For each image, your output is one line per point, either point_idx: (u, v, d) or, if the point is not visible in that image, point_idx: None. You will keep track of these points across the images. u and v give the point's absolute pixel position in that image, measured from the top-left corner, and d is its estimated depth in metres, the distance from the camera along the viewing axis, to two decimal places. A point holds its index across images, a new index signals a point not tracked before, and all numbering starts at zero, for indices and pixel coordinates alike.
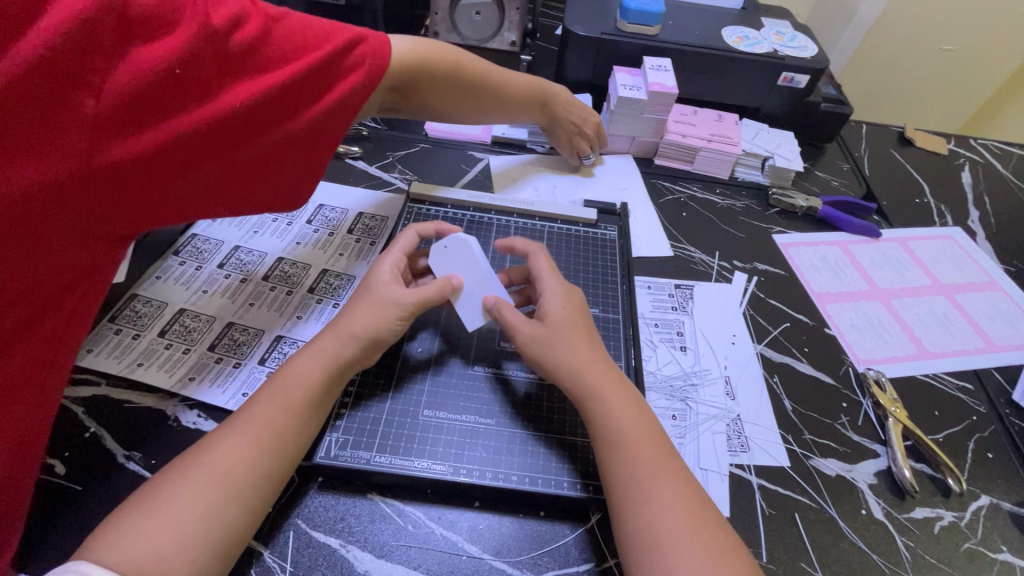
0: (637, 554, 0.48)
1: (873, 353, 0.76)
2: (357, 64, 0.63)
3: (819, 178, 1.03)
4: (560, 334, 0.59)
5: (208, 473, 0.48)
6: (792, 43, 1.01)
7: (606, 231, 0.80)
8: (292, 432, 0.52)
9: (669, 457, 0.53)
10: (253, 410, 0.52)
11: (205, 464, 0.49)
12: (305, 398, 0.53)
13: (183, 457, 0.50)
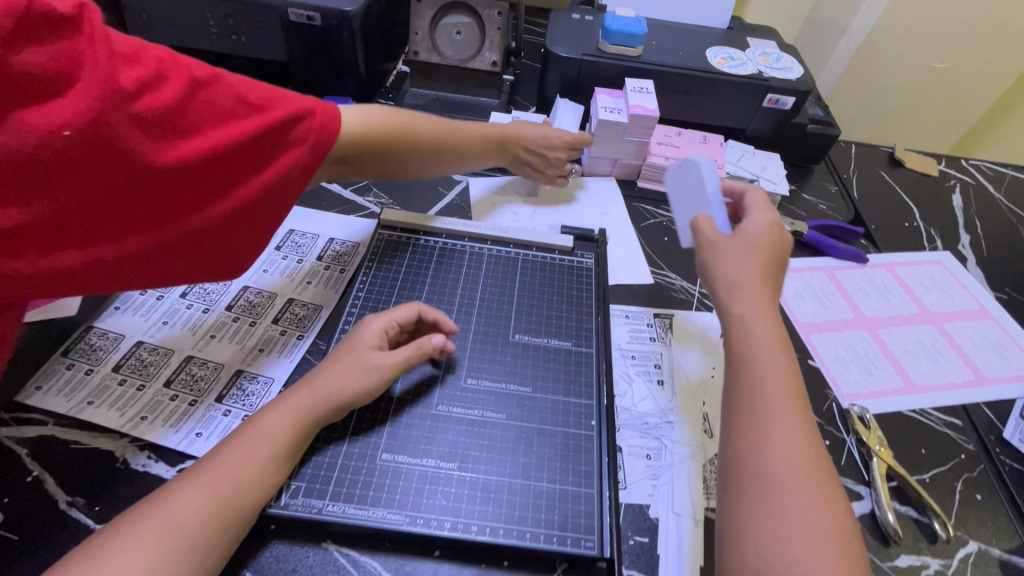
0: (742, 477, 0.51)
1: (859, 387, 0.73)
2: (298, 139, 0.63)
3: (806, 201, 1.01)
4: (737, 249, 0.63)
5: (158, 525, 0.46)
6: (778, 64, 1.00)
7: (583, 258, 0.78)
8: (242, 480, 0.49)
9: (797, 398, 0.54)
10: (210, 462, 0.50)
11: (154, 517, 0.46)
12: (256, 444, 0.51)
13: (134, 508, 0.48)
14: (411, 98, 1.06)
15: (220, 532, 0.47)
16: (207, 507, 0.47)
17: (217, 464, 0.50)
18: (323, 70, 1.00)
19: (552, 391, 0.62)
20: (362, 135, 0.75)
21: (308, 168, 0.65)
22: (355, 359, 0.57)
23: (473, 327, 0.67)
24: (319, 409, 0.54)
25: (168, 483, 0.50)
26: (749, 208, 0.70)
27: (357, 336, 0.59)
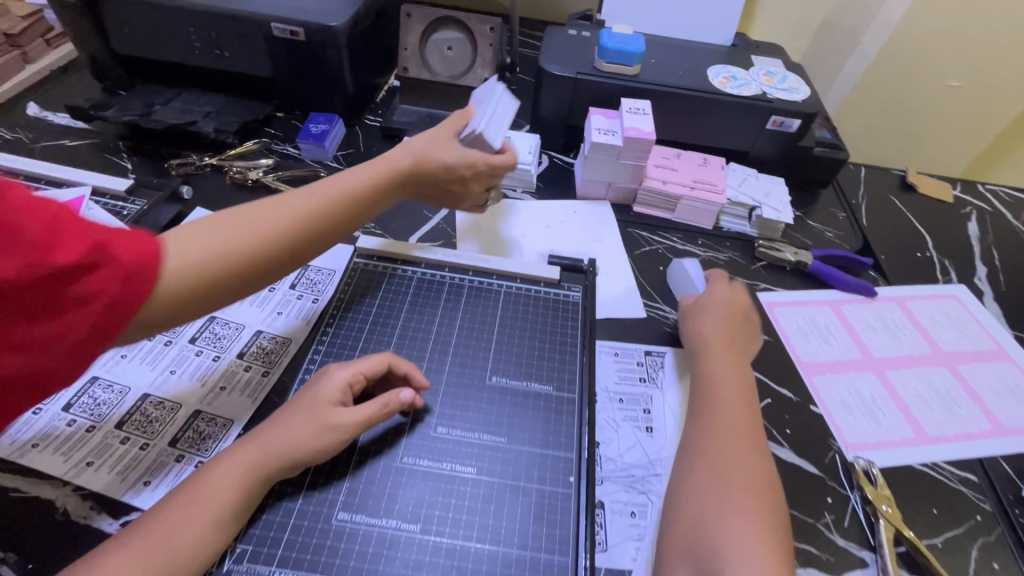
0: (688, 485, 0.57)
1: (865, 437, 0.68)
2: (81, 298, 0.44)
3: (811, 228, 0.96)
4: (707, 306, 0.73)
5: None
6: (783, 84, 0.95)
7: (570, 291, 0.73)
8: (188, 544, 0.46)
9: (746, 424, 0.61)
10: (147, 526, 0.46)
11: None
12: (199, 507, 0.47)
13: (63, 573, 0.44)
14: (400, 115, 1.02)
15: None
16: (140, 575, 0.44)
17: (156, 525, 0.46)
18: (308, 86, 0.97)
19: (528, 443, 0.57)
20: (191, 292, 0.53)
21: (100, 333, 0.46)
22: (313, 417, 0.53)
23: (447, 368, 0.63)
24: (271, 462, 0.50)
25: (104, 542, 0.47)
26: (712, 277, 0.78)
27: (318, 389, 0.55)
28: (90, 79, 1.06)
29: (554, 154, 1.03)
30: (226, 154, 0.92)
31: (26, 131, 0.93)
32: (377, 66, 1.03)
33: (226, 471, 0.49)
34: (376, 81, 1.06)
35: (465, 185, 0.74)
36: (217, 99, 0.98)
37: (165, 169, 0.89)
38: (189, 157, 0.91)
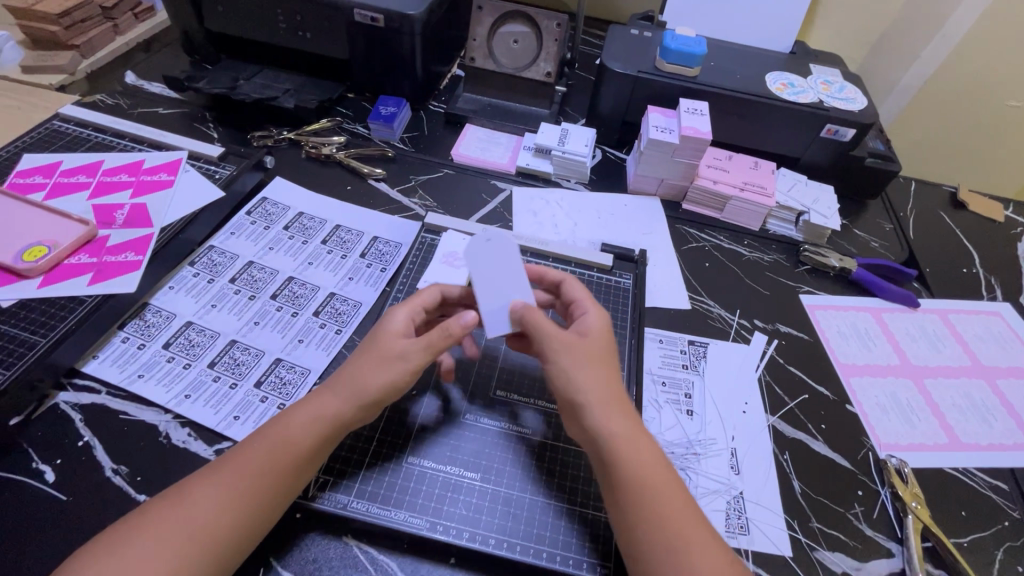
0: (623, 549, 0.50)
1: (898, 438, 0.70)
2: None
3: (857, 237, 0.97)
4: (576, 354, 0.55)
5: (178, 525, 0.46)
6: (840, 94, 0.97)
7: (621, 279, 0.78)
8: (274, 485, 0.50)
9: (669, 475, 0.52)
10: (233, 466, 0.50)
11: (178, 510, 0.47)
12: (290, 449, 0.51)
13: (159, 498, 0.49)
14: (463, 103, 1.08)
15: (237, 539, 0.48)
16: (227, 510, 0.48)
17: (233, 464, 0.50)
18: (380, 70, 1.03)
19: None
20: None
21: None
22: (376, 352, 0.55)
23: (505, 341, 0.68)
24: (350, 412, 0.53)
25: (187, 476, 0.51)
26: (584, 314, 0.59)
27: (381, 326, 0.57)
28: (179, 53, 1.14)
29: (607, 149, 1.07)
30: (302, 130, 0.98)
31: (124, 97, 1.01)
32: (445, 54, 1.08)
33: (303, 425, 0.52)
34: (441, 69, 1.12)
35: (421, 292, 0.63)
36: (295, 78, 1.05)
37: (248, 140, 0.96)
38: (269, 130, 0.97)
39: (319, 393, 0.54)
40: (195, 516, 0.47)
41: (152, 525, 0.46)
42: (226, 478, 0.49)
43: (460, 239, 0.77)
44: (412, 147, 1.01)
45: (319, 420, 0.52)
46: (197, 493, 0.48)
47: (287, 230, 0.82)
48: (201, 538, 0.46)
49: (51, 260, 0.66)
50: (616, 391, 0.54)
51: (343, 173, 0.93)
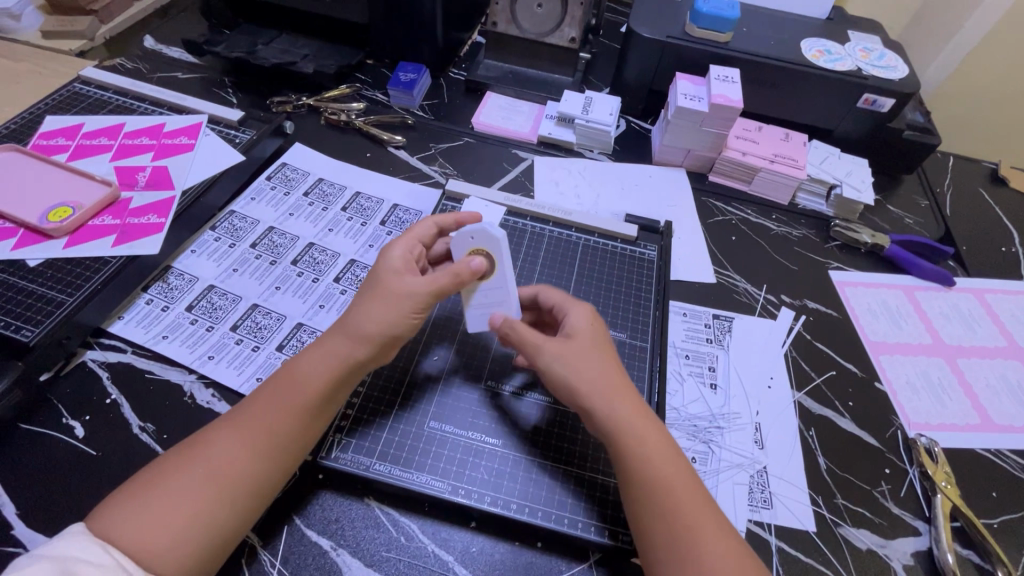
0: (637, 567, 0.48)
1: (928, 417, 0.69)
2: None
3: (890, 213, 0.94)
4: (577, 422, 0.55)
5: (205, 468, 0.47)
6: (880, 62, 0.92)
7: (645, 250, 0.76)
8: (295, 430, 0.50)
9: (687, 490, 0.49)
10: (254, 414, 0.50)
11: (205, 455, 0.47)
12: (306, 401, 0.51)
13: (181, 446, 0.49)
14: (484, 70, 1.05)
15: (264, 480, 0.48)
16: (253, 452, 0.48)
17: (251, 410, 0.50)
18: (400, 35, 1.00)
19: None
20: None
21: None
22: (383, 291, 0.54)
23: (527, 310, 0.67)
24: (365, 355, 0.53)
25: (205, 425, 0.51)
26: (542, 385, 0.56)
27: (381, 265, 0.56)
28: (197, 17, 1.12)
29: (632, 119, 1.04)
30: (321, 96, 0.96)
31: (143, 62, 1.00)
32: (465, 19, 1.05)
33: (317, 365, 0.52)
34: (462, 35, 1.09)
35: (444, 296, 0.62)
36: (314, 44, 1.03)
37: (267, 106, 0.94)
38: (288, 95, 0.96)
39: (331, 339, 0.54)
40: (222, 458, 0.47)
41: (177, 470, 0.46)
42: (248, 423, 0.49)
43: (482, 203, 0.77)
44: (432, 115, 0.98)
45: (335, 362, 0.52)
46: (217, 439, 0.48)
47: (307, 196, 0.81)
48: (229, 478, 0.47)
49: (76, 221, 0.66)
50: (615, 376, 0.53)
51: (362, 140, 0.92)
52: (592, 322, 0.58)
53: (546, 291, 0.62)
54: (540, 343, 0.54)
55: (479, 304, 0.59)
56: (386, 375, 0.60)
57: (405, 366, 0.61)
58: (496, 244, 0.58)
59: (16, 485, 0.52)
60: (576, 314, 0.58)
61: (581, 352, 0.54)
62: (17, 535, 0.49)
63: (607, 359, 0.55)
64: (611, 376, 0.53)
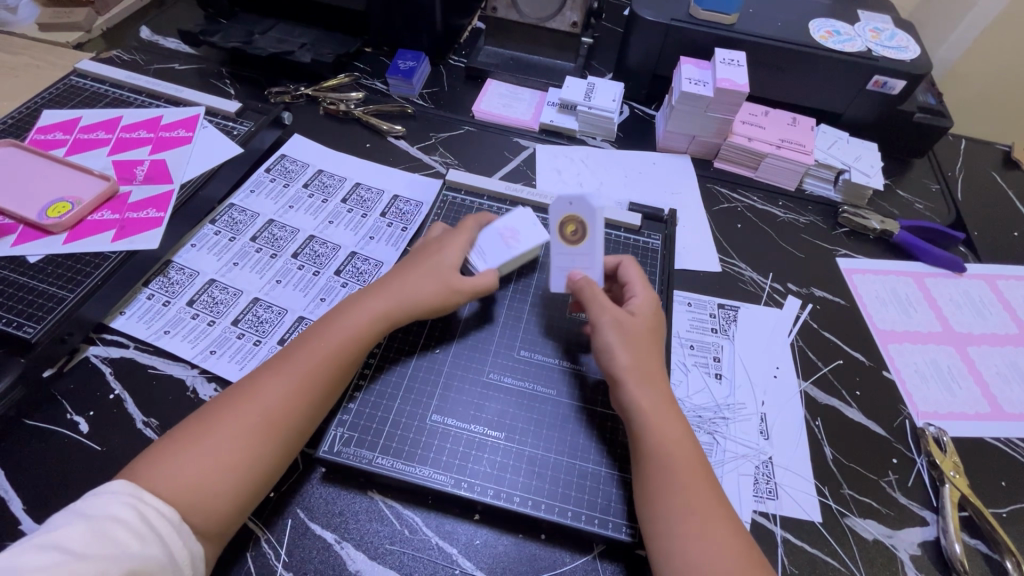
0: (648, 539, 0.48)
1: (936, 406, 0.68)
2: None
3: (900, 199, 0.92)
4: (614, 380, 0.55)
5: (251, 415, 0.49)
6: (891, 42, 0.90)
7: (649, 239, 0.75)
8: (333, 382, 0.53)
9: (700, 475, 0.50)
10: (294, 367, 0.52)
11: (242, 408, 0.49)
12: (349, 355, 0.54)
13: (222, 397, 0.51)
14: (485, 56, 1.03)
15: (299, 430, 0.51)
16: (290, 405, 0.51)
17: (284, 365, 0.52)
18: (398, 21, 0.99)
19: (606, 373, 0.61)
20: None
21: None
22: (425, 272, 0.59)
23: (530, 299, 0.66)
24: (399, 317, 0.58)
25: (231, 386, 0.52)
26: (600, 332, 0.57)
27: (432, 254, 0.61)
28: (193, 7, 1.10)
29: (635, 105, 1.02)
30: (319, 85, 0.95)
31: (139, 53, 0.99)
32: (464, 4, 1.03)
33: (355, 323, 0.56)
34: (462, 21, 1.07)
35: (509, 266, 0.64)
36: (311, 32, 1.02)
37: (265, 97, 0.93)
38: (286, 85, 0.95)
39: (368, 299, 0.58)
40: (261, 411, 0.49)
41: (213, 425, 0.48)
42: (281, 378, 0.51)
43: (529, 219, 0.67)
44: (432, 104, 0.97)
45: (370, 318, 0.56)
46: (251, 394, 0.50)
47: (306, 188, 0.80)
48: (266, 427, 0.49)
49: (75, 216, 0.66)
50: (653, 366, 0.55)
51: (361, 131, 0.91)
52: (656, 311, 0.59)
53: (628, 266, 0.62)
54: (607, 307, 0.57)
55: (564, 264, 0.61)
56: (387, 367, 0.59)
57: (407, 358, 0.60)
58: (594, 214, 0.60)
59: (22, 481, 0.52)
60: (641, 300, 0.59)
61: (640, 335, 0.57)
62: (25, 530, 0.50)
63: (654, 347, 0.57)
64: (653, 360, 0.56)
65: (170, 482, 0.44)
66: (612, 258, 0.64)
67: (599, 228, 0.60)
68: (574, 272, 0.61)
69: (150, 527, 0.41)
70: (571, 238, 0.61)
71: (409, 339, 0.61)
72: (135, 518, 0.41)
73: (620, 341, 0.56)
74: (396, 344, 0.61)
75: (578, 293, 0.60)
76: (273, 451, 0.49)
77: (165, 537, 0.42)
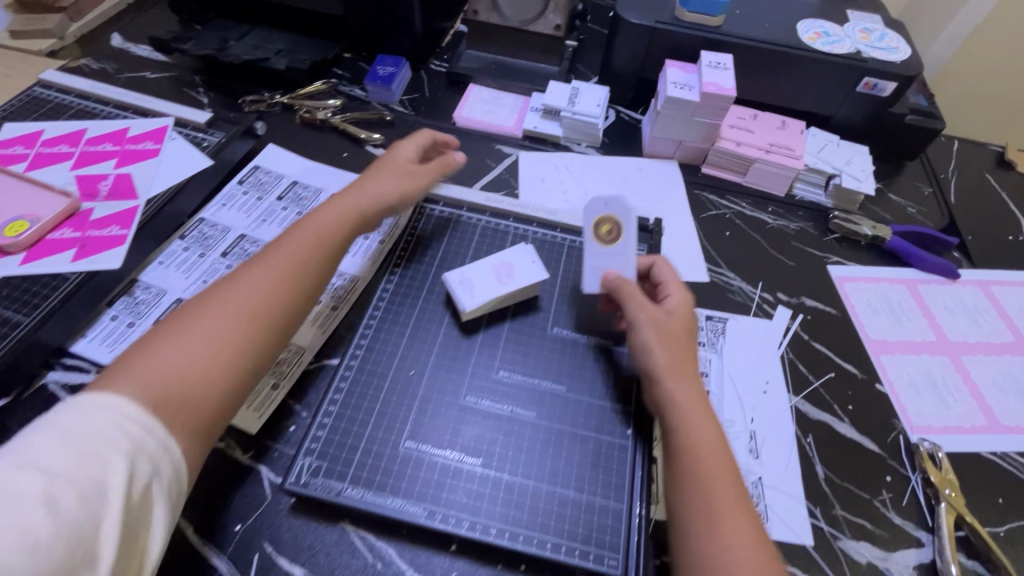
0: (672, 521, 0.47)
1: (931, 420, 0.66)
2: None
3: (892, 203, 0.90)
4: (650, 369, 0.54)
5: (228, 308, 0.50)
6: (881, 43, 0.88)
7: (634, 250, 0.72)
8: (306, 276, 0.56)
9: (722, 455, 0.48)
10: (263, 263, 0.55)
11: (218, 306, 0.51)
12: (316, 245, 0.58)
13: (191, 304, 0.51)
14: (467, 61, 1.00)
15: (264, 331, 0.51)
16: (267, 294, 0.53)
17: (234, 280, 0.53)
18: (377, 26, 0.96)
19: (589, 393, 0.58)
20: None
21: None
22: (382, 176, 0.67)
23: (510, 315, 0.63)
24: (363, 220, 0.62)
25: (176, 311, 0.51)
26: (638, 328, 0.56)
27: (391, 156, 0.70)
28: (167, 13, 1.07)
29: (621, 109, 0.99)
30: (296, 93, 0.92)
31: (110, 62, 0.96)
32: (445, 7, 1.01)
33: (318, 223, 0.60)
34: (443, 24, 1.04)
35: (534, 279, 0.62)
36: (288, 38, 0.99)
37: (238, 105, 0.90)
38: (261, 94, 0.92)
39: (326, 206, 0.62)
40: (218, 318, 0.50)
41: (169, 337, 0.47)
42: (252, 275, 0.53)
43: (529, 258, 0.63)
44: (413, 110, 0.94)
45: (332, 221, 0.60)
46: (206, 308, 0.50)
47: (280, 200, 0.78)
48: (246, 318, 0.51)
49: (34, 235, 0.64)
50: (689, 361, 0.54)
51: (339, 139, 0.88)
52: (691, 311, 0.58)
53: (661, 267, 0.61)
54: (645, 304, 0.56)
55: (597, 263, 0.60)
56: (357, 393, 0.56)
57: (378, 381, 0.57)
58: (629, 215, 0.60)
59: None
60: (677, 300, 0.58)
61: (675, 336, 0.55)
62: None
63: (689, 347, 0.56)
64: (688, 359, 0.54)
65: (134, 389, 0.43)
66: (646, 258, 0.63)
67: (633, 230, 0.60)
68: (608, 270, 0.59)
69: (129, 438, 0.40)
70: (606, 238, 0.61)
71: (380, 362, 0.59)
72: (106, 432, 0.39)
73: (657, 341, 0.54)
74: (366, 368, 0.58)
75: (614, 291, 0.58)
76: (240, 352, 0.49)
77: (145, 441, 0.40)
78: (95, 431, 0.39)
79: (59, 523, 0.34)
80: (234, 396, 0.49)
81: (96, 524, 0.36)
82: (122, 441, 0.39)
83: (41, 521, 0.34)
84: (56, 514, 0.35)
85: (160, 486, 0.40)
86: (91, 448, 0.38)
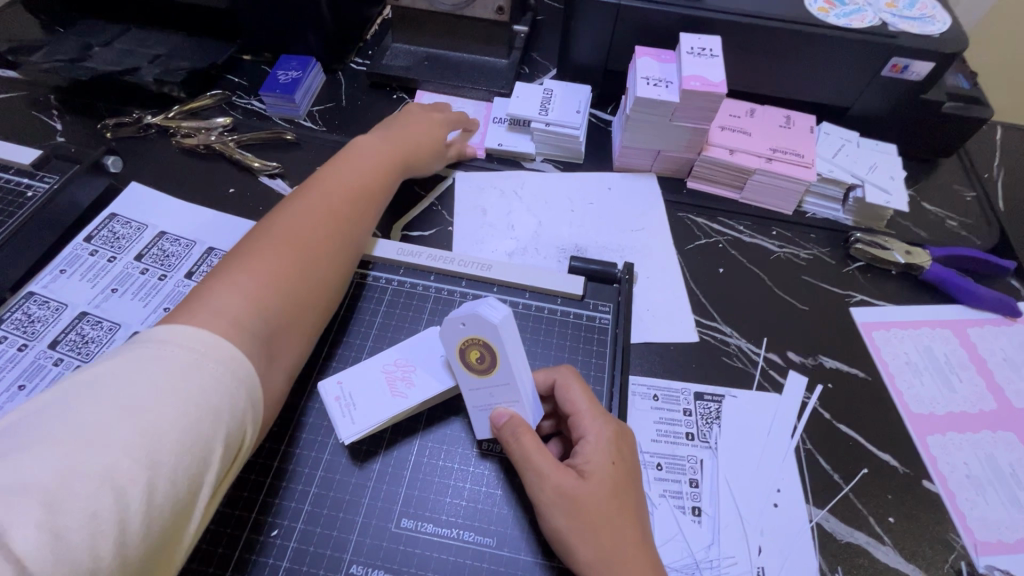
0: None
1: (1000, 532, 0.49)
2: None
3: (926, 216, 0.71)
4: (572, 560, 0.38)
5: (300, 238, 0.48)
6: (910, 11, 0.69)
7: (597, 311, 0.55)
8: (364, 219, 0.54)
9: None
10: (318, 195, 0.52)
11: (292, 240, 0.47)
12: (366, 185, 0.55)
13: (259, 241, 0.46)
14: (392, 57, 0.81)
15: (340, 264, 0.50)
16: (334, 228, 0.50)
17: (298, 211, 0.49)
18: (273, 19, 0.76)
19: (526, 548, 0.41)
20: None
21: None
22: (414, 124, 0.65)
23: (421, 427, 0.46)
24: (402, 164, 0.61)
25: (235, 245, 0.47)
26: (542, 504, 0.39)
27: (408, 110, 0.68)
28: None
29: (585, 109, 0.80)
30: (173, 111, 0.74)
31: None
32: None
33: (364, 163, 0.57)
34: (363, 12, 0.85)
35: (416, 398, 0.45)
36: (168, 39, 0.79)
37: (101, 132, 0.72)
38: (130, 115, 0.74)
39: (364, 147, 0.59)
40: (296, 244, 0.47)
41: (255, 265, 0.44)
42: (316, 208, 0.50)
43: (436, 351, 0.47)
44: (324, 126, 0.76)
45: (379, 161, 0.58)
46: (277, 239, 0.47)
47: (139, 260, 0.60)
48: (320, 251, 0.48)
49: None
50: (632, 532, 0.39)
51: (225, 169, 0.69)
52: (615, 454, 0.41)
53: (566, 389, 0.44)
54: (545, 473, 0.39)
55: (483, 401, 0.44)
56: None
57: (225, 553, 0.40)
58: (496, 333, 0.41)
59: None
60: (594, 444, 0.41)
61: (599, 511, 0.38)
62: None
63: (620, 520, 0.39)
64: (623, 544, 0.38)
65: (235, 317, 0.40)
66: (543, 376, 0.45)
67: (511, 349, 0.41)
68: (497, 412, 0.43)
69: (227, 381, 0.36)
70: (479, 366, 0.43)
71: (229, 520, 0.41)
72: (196, 382, 0.35)
73: (572, 530, 0.38)
74: (210, 533, 0.41)
75: (507, 449, 0.42)
76: (323, 284, 0.48)
77: (251, 377, 0.38)
78: (174, 388, 0.34)
79: (158, 495, 0.31)
80: (313, 330, 0.47)
81: (198, 487, 0.33)
82: (215, 394, 0.35)
83: (144, 493, 0.30)
84: (158, 484, 0.31)
85: (253, 425, 0.38)
86: (177, 406, 0.33)
